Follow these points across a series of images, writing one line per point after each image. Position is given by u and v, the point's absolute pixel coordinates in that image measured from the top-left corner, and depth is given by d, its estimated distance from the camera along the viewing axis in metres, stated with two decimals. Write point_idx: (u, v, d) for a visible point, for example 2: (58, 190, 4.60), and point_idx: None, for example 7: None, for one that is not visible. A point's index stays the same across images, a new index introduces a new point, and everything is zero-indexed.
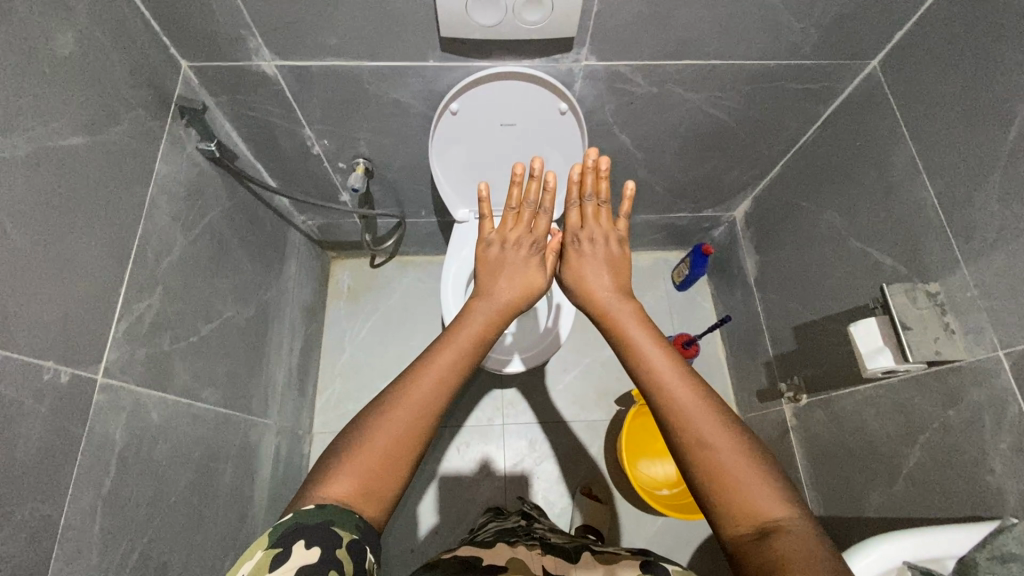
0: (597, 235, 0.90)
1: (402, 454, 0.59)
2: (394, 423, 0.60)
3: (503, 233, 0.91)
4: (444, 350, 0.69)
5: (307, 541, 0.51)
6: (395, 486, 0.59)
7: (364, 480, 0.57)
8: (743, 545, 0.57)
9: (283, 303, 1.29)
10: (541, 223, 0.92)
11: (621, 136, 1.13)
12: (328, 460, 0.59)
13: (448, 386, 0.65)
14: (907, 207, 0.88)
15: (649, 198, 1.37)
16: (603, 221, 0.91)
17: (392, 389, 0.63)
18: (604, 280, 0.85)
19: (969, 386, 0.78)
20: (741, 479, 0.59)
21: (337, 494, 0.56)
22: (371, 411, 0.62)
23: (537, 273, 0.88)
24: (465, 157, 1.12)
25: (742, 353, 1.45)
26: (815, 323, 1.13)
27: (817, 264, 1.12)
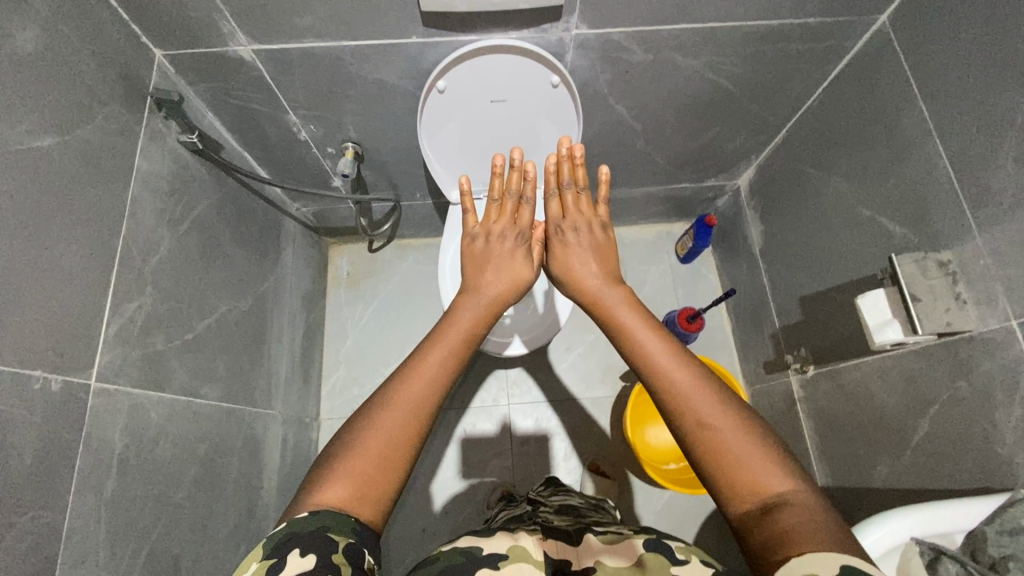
0: (580, 223, 0.89)
1: (396, 456, 0.60)
2: (386, 425, 0.61)
3: (487, 227, 0.91)
4: (432, 348, 0.69)
5: (302, 549, 0.51)
6: (393, 487, 0.60)
7: (359, 484, 0.57)
8: (750, 522, 0.56)
9: (281, 293, 1.28)
10: (524, 215, 0.92)
11: (617, 107, 1.09)
12: (321, 467, 0.59)
13: (437, 385, 0.65)
14: (918, 172, 0.84)
15: (649, 170, 1.33)
16: (585, 207, 0.90)
17: (381, 396, 0.63)
18: (591, 269, 0.84)
19: (981, 357, 0.76)
20: (743, 456, 0.58)
21: (334, 499, 0.56)
22: (362, 415, 0.62)
23: (523, 265, 0.87)
24: (456, 136, 1.09)
25: (748, 325, 1.43)
26: (822, 294, 1.10)
27: (824, 233, 1.09)
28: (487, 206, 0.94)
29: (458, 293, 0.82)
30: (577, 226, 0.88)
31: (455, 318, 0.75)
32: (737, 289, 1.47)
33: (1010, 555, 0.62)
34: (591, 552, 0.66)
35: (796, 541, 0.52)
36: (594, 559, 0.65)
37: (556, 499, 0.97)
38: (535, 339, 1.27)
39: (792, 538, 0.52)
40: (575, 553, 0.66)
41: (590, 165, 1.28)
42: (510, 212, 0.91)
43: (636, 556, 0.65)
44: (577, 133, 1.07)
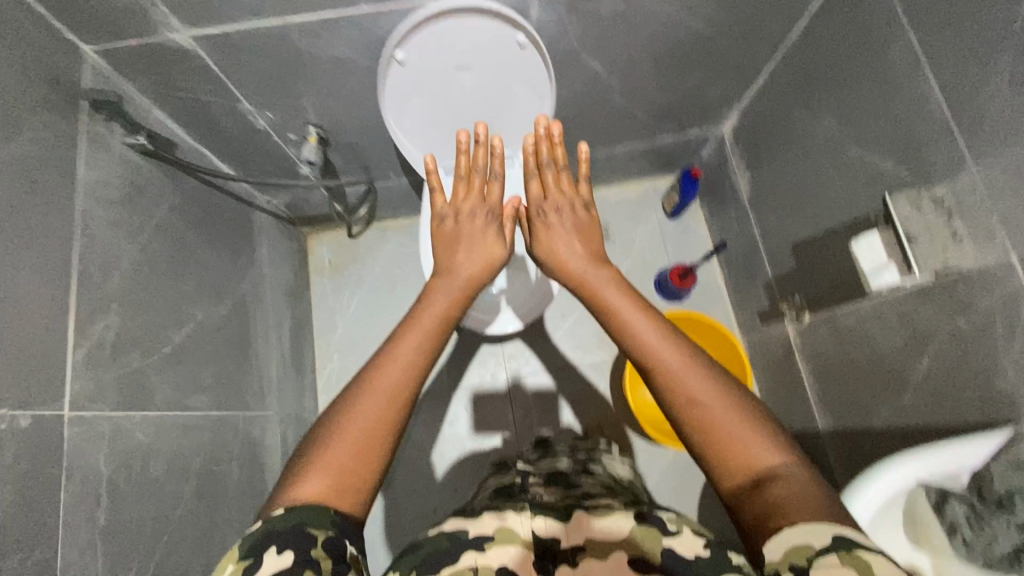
0: (561, 203, 0.85)
1: (373, 447, 0.60)
2: (362, 415, 0.61)
3: (455, 206, 0.85)
4: (408, 335, 0.68)
5: (278, 547, 0.51)
6: (372, 476, 0.60)
7: (337, 477, 0.58)
8: (739, 493, 0.57)
9: (263, 291, 1.24)
10: (495, 191, 0.86)
11: (590, 63, 1.02)
12: (298, 462, 0.60)
13: (413, 375, 0.65)
14: (909, 105, 0.80)
15: (629, 126, 1.28)
16: (565, 184, 0.85)
17: (354, 388, 0.63)
18: (576, 249, 0.82)
19: (979, 293, 0.74)
20: (733, 432, 0.58)
21: (314, 494, 0.57)
22: (337, 408, 0.62)
23: (495, 243, 0.84)
24: (425, 113, 1.02)
25: (741, 276, 1.41)
26: (815, 241, 1.08)
27: (814, 177, 1.05)
28: (456, 183, 0.88)
29: (433, 277, 0.79)
30: (558, 205, 0.84)
31: (431, 304, 0.73)
32: (728, 241, 1.44)
33: (1016, 489, 0.63)
34: (583, 530, 0.63)
35: (788, 512, 0.53)
36: (585, 536, 0.62)
37: (545, 467, 0.94)
38: (525, 312, 1.25)
39: (783, 509, 0.53)
40: (565, 531, 0.63)
41: (568, 127, 1.22)
42: (482, 189, 0.86)
43: (631, 528, 0.63)
44: (552, 100, 1.01)
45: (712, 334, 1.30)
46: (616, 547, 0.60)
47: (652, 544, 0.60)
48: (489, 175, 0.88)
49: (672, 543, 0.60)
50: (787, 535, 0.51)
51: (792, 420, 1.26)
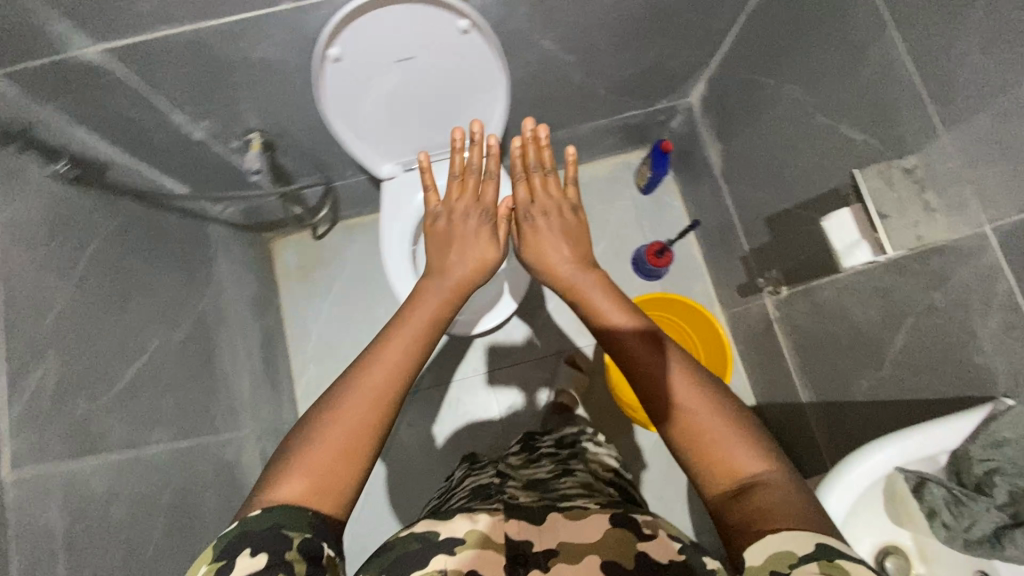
0: (550, 206, 0.84)
1: (357, 448, 0.56)
2: (349, 414, 0.57)
3: (449, 205, 0.85)
4: (394, 335, 0.64)
5: (252, 549, 0.47)
6: (354, 482, 0.55)
7: (316, 479, 0.53)
8: (725, 502, 0.54)
9: (224, 307, 1.19)
10: (489, 191, 0.87)
11: (543, 44, 0.96)
12: (277, 463, 0.55)
13: (398, 378, 0.60)
14: (876, 70, 0.76)
15: (592, 104, 1.22)
16: (554, 187, 0.86)
17: (340, 383, 0.59)
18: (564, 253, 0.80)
19: (954, 266, 0.71)
20: (719, 437, 0.56)
21: (292, 498, 0.52)
22: (321, 403, 0.58)
23: (489, 244, 0.81)
24: (372, 107, 0.96)
25: (718, 249, 1.38)
26: (789, 214, 1.04)
27: (784, 148, 1.01)
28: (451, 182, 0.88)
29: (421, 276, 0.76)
30: (547, 207, 0.85)
31: (420, 304, 0.70)
32: (704, 214, 1.40)
33: (995, 468, 0.64)
34: (555, 532, 0.55)
35: (773, 521, 0.49)
36: (557, 538, 0.54)
37: (527, 474, 0.90)
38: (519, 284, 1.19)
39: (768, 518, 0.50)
40: (539, 532, 0.56)
41: (528, 109, 1.16)
42: (475, 188, 0.86)
43: (607, 529, 0.56)
44: (503, 81, 0.96)
45: (692, 313, 1.28)
46: (590, 552, 0.53)
47: (626, 551, 0.54)
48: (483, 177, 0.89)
49: (647, 547, 0.54)
50: (766, 543, 0.48)
51: (777, 392, 1.25)
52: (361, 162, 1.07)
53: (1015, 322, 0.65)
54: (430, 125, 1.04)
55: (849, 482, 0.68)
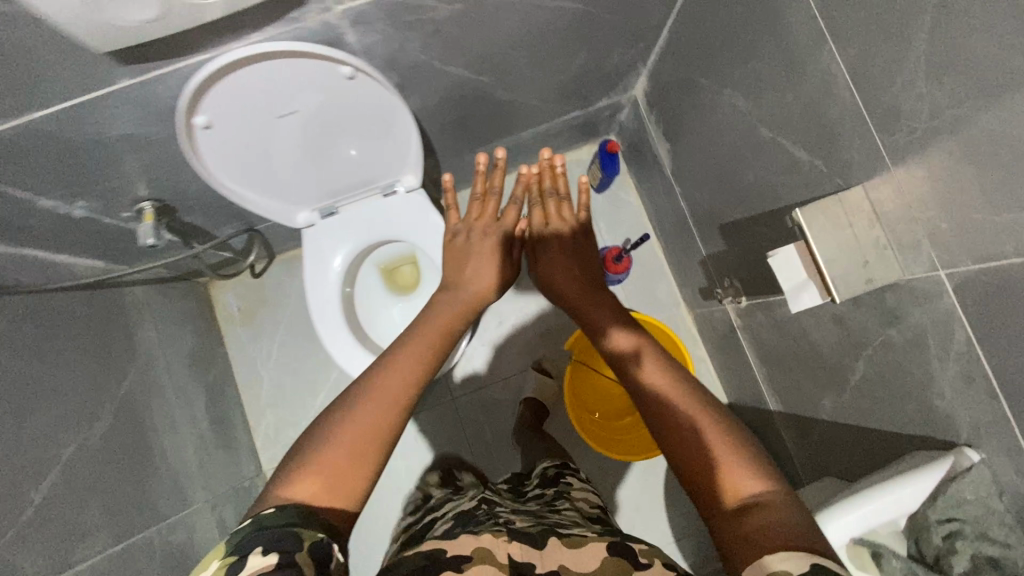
0: (562, 229, 0.98)
1: (367, 449, 0.56)
2: (362, 415, 0.57)
3: (468, 223, 0.97)
4: (411, 345, 0.67)
5: (265, 548, 0.45)
6: (365, 483, 0.55)
7: (328, 477, 0.53)
8: (724, 519, 0.51)
9: (157, 376, 1.12)
10: (509, 215, 0.99)
11: (453, 71, 0.85)
12: (289, 461, 0.55)
13: (410, 388, 0.62)
14: (816, 87, 0.67)
15: (525, 114, 1.11)
16: (567, 214, 1.00)
17: (362, 381, 0.61)
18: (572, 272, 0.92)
19: (909, 307, 0.65)
20: (717, 453, 0.55)
21: (306, 495, 0.51)
22: (342, 402, 0.59)
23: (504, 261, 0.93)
24: (264, 161, 0.86)
25: (677, 250, 1.31)
26: (741, 225, 0.97)
27: (730, 156, 0.92)
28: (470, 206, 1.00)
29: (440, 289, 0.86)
30: (558, 231, 0.97)
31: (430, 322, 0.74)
32: (660, 212, 1.32)
33: (958, 529, 0.60)
34: (557, 556, 0.56)
35: (778, 537, 0.47)
36: (559, 562, 0.55)
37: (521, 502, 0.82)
38: None
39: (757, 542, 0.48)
40: (541, 555, 0.56)
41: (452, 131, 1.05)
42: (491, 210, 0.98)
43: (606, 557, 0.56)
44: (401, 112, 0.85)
45: (655, 325, 1.22)
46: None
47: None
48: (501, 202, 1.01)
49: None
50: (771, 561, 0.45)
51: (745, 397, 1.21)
52: (269, 215, 0.97)
53: (974, 373, 0.59)
54: (337, 164, 0.93)
55: (840, 523, 0.63)
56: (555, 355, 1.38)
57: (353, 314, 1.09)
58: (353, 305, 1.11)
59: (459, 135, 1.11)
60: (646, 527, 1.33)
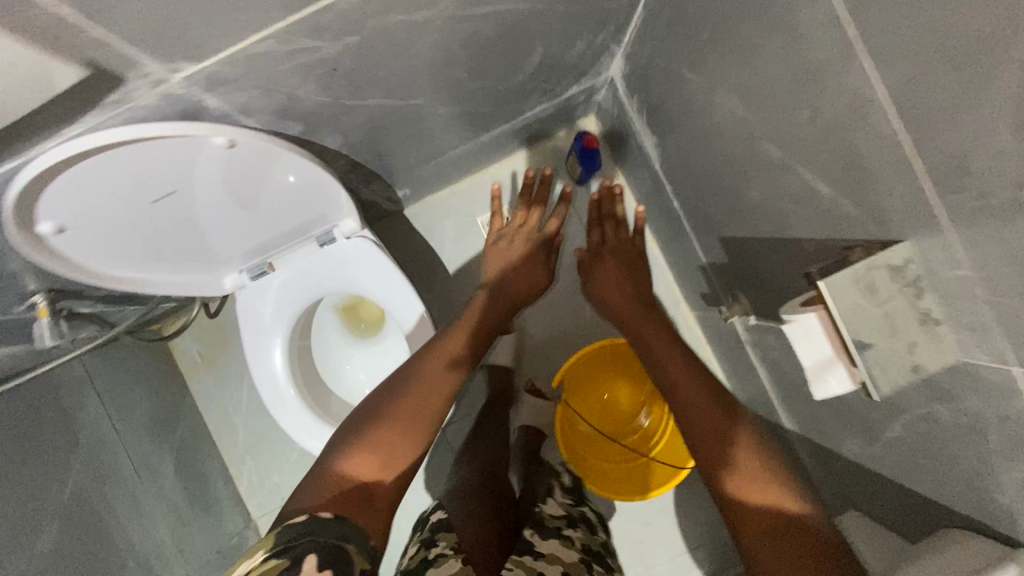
0: (618, 250, 1.06)
1: (417, 431, 0.69)
2: (413, 404, 0.72)
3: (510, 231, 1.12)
4: (446, 352, 0.82)
5: (322, 562, 0.48)
6: (412, 461, 0.67)
7: (382, 454, 0.65)
8: (759, 534, 0.58)
9: (116, 453, 1.03)
10: (549, 231, 1.11)
11: (373, 104, 0.68)
12: (348, 439, 0.67)
13: (448, 386, 0.76)
14: (839, 109, 0.50)
15: (481, 119, 0.93)
16: (624, 235, 1.09)
17: (409, 376, 0.76)
18: (623, 290, 1.00)
19: (967, 393, 0.51)
20: (764, 481, 0.61)
21: (360, 470, 0.63)
22: (391, 393, 0.73)
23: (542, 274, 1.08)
24: (153, 237, 0.71)
25: (674, 248, 1.15)
26: (745, 243, 0.81)
27: (728, 167, 0.75)
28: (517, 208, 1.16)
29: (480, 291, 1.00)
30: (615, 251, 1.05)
31: (460, 335, 0.87)
32: (652, 206, 1.16)
33: None
34: None
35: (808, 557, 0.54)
36: None
37: (541, 562, 0.72)
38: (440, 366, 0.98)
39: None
40: None
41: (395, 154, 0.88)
42: (532, 223, 1.11)
43: None
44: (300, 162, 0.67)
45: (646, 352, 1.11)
46: None
47: None
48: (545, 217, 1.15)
49: None
50: None
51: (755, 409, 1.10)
52: (184, 289, 0.82)
53: None
54: (251, 221, 0.78)
55: None
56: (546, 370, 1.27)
57: (308, 370, 0.98)
58: (309, 358, 1.00)
59: (405, 154, 0.94)
60: (659, 542, 1.27)
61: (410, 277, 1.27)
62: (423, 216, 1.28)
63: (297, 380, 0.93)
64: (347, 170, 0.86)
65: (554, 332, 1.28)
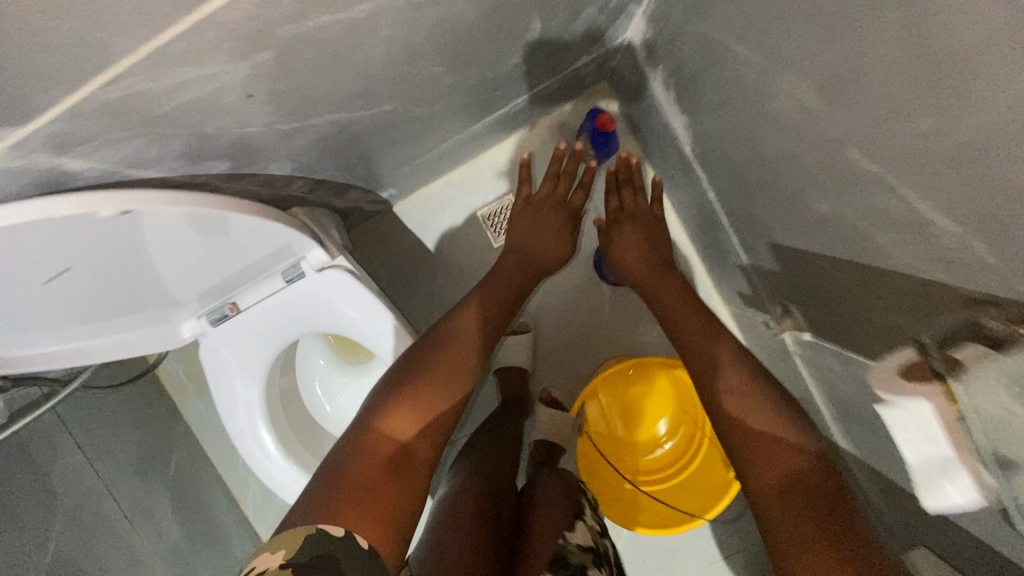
0: (637, 216, 0.97)
1: (453, 388, 0.73)
2: (447, 362, 0.75)
3: (531, 198, 1.01)
4: (471, 311, 0.84)
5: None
6: (448, 420, 0.71)
7: (421, 413, 0.69)
8: (764, 484, 0.57)
9: (100, 498, 0.95)
10: (575, 199, 1.01)
11: (320, 120, 0.53)
12: (386, 399, 0.69)
13: (479, 344, 0.80)
14: (978, 115, 0.34)
15: (471, 105, 0.77)
16: (643, 204, 0.98)
17: (440, 336, 0.78)
18: (639, 256, 0.94)
19: None
20: (768, 427, 0.61)
21: (399, 433, 0.66)
22: (424, 351, 0.75)
23: (562, 244, 0.99)
24: (66, 302, 0.58)
25: (707, 239, 1.00)
26: (806, 258, 0.66)
27: (787, 168, 0.59)
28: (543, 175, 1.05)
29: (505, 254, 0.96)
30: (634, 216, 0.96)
31: (488, 297, 0.87)
32: (680, 190, 0.99)
33: None
34: None
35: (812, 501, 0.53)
36: None
37: None
38: None
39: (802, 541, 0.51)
40: None
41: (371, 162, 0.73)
42: (559, 192, 1.00)
43: None
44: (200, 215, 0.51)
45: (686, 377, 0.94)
46: None
47: None
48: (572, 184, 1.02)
49: None
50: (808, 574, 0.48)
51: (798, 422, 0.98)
52: (126, 348, 0.72)
53: None
54: (189, 271, 0.65)
55: None
56: (564, 378, 1.15)
57: (296, 413, 0.87)
58: (296, 397, 0.88)
59: (383, 157, 0.78)
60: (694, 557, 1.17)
61: (407, 284, 1.13)
62: (418, 212, 1.12)
63: (282, 431, 0.82)
64: (312, 187, 0.71)
65: (570, 336, 1.14)
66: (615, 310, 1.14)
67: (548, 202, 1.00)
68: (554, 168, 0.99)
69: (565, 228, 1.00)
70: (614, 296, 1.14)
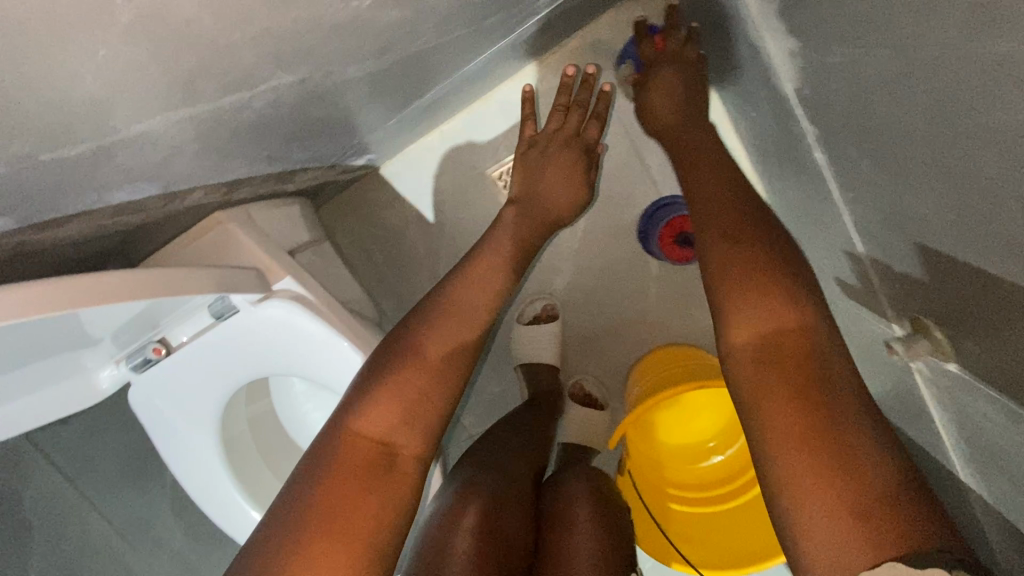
0: (676, 81, 0.71)
1: (452, 366, 0.54)
2: (443, 333, 0.55)
3: (541, 136, 0.75)
4: (480, 259, 0.63)
5: None
6: (446, 408, 0.53)
7: (408, 403, 0.51)
8: (765, 388, 0.46)
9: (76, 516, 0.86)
10: (591, 132, 0.75)
11: (157, 118, 0.30)
12: (364, 387, 0.53)
13: (489, 305, 0.60)
14: None
15: (458, 32, 0.51)
16: (686, 64, 0.71)
17: (434, 298, 0.58)
18: (675, 104, 0.70)
19: None
20: (782, 309, 0.48)
21: (380, 432, 0.50)
22: (414, 320, 0.57)
23: (580, 189, 0.74)
24: None
25: (796, 202, 0.73)
26: (974, 273, 0.41)
27: (1015, 150, 0.32)
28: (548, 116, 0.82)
29: (506, 206, 0.71)
30: (671, 80, 0.71)
31: (499, 241, 0.66)
32: (763, 133, 0.71)
33: None
34: None
35: (830, 436, 0.42)
36: None
37: None
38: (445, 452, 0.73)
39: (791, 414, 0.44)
40: None
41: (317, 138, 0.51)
42: (573, 125, 0.75)
43: None
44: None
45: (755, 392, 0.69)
46: None
47: None
48: (587, 115, 0.76)
49: None
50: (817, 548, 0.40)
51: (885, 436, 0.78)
52: (18, 425, 0.54)
53: None
54: (75, 320, 0.47)
55: None
56: (597, 370, 0.95)
57: (270, 447, 0.72)
58: (270, 425, 0.72)
59: (333, 127, 0.55)
60: None
61: (405, 264, 0.92)
62: (411, 171, 0.89)
63: (243, 473, 0.66)
64: (231, 186, 0.49)
65: (606, 320, 0.93)
66: (662, 289, 0.91)
67: (557, 139, 0.74)
68: (564, 97, 0.75)
69: (581, 172, 0.74)
70: (662, 272, 0.90)
